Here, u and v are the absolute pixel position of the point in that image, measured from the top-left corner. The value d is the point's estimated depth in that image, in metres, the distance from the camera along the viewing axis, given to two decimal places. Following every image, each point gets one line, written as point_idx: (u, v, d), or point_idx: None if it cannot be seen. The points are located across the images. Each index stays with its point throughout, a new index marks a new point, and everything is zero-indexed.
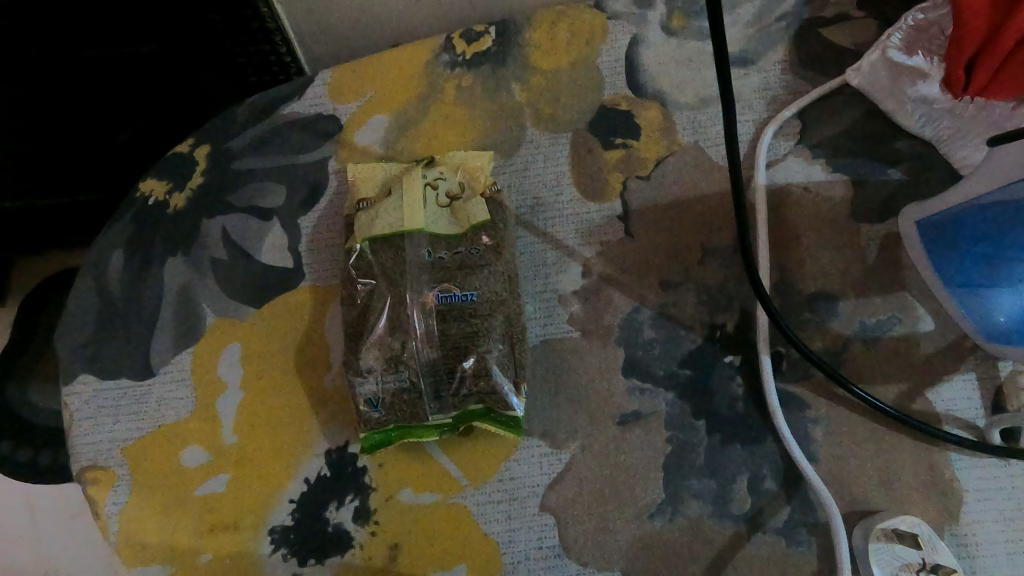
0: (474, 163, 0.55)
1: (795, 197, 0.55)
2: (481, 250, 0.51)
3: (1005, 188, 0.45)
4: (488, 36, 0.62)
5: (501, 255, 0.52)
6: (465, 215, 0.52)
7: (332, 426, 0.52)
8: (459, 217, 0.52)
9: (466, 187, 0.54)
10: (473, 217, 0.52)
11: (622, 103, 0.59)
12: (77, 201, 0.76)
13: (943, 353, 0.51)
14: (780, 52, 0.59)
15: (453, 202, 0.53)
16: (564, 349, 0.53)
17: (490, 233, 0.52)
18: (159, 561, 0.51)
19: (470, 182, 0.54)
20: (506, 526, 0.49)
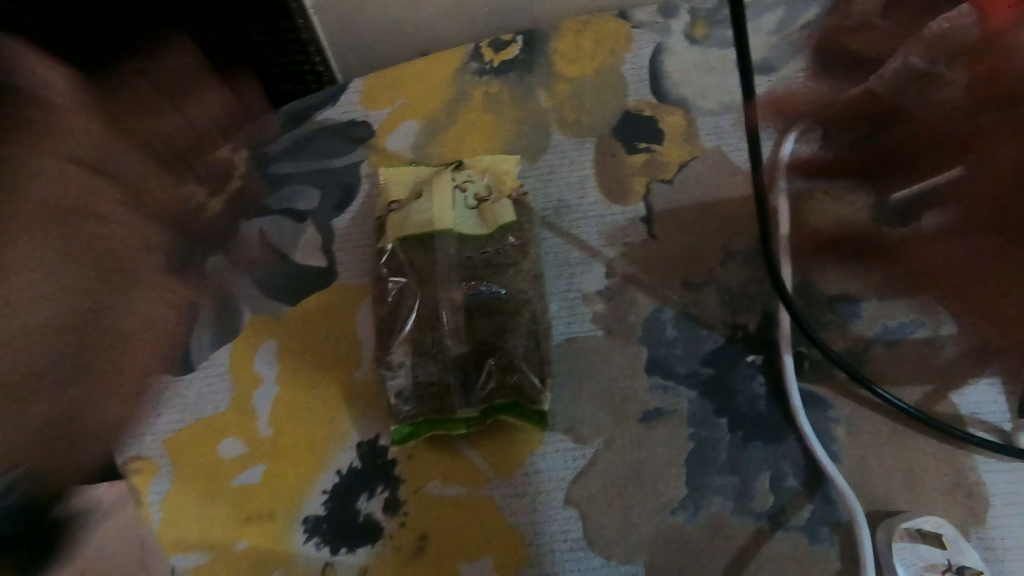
0: (502, 164, 0.57)
1: (817, 202, 0.56)
2: (509, 251, 0.53)
3: None
4: (515, 44, 0.64)
5: (527, 255, 0.54)
6: (492, 216, 0.54)
7: (364, 419, 0.54)
8: (487, 218, 0.54)
9: (495, 189, 0.56)
10: (502, 219, 0.54)
11: (645, 108, 0.61)
12: None
13: (966, 356, 0.51)
14: (801, 62, 0.62)
15: (481, 204, 0.55)
16: (588, 347, 0.54)
17: (515, 235, 0.54)
18: (196, 549, 0.52)
19: (498, 183, 0.56)
20: (532, 519, 0.51)
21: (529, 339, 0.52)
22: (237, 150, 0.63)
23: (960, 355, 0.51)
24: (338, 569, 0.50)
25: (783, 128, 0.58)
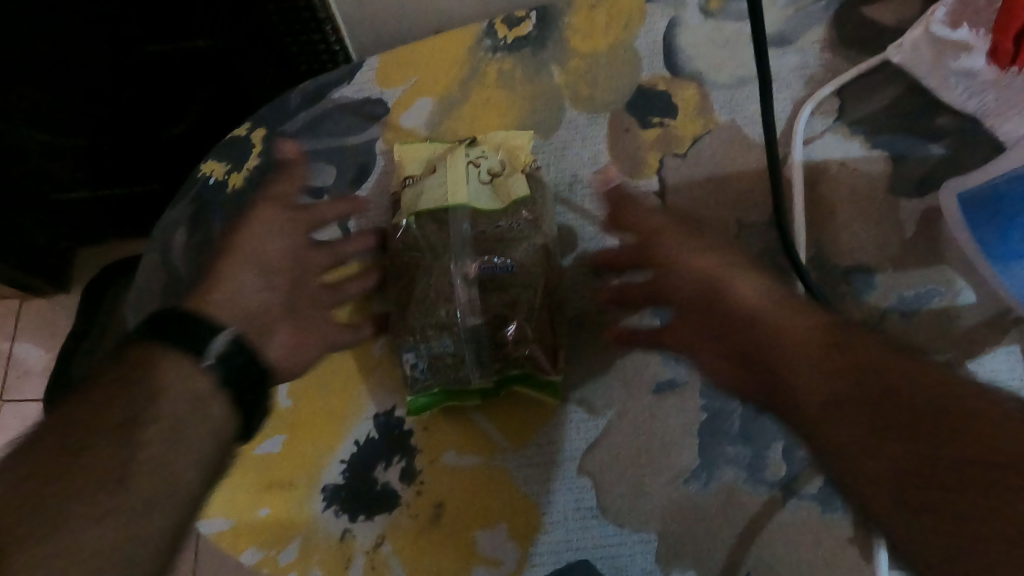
0: (511, 138, 0.57)
1: (832, 173, 0.55)
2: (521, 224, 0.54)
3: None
4: (529, 21, 0.64)
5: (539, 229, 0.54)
6: (503, 189, 0.55)
7: (382, 391, 0.55)
8: (500, 191, 0.55)
9: (507, 164, 0.56)
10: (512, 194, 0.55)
11: (660, 83, 0.61)
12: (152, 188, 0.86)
13: (985, 324, 0.50)
14: (820, 31, 0.59)
15: (494, 178, 0.55)
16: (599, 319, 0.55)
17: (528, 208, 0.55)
18: (221, 514, 0.54)
19: (511, 159, 0.56)
20: (545, 488, 0.51)
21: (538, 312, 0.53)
22: (256, 130, 0.63)
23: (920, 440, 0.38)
24: (358, 536, 0.52)
25: (799, 101, 0.58)
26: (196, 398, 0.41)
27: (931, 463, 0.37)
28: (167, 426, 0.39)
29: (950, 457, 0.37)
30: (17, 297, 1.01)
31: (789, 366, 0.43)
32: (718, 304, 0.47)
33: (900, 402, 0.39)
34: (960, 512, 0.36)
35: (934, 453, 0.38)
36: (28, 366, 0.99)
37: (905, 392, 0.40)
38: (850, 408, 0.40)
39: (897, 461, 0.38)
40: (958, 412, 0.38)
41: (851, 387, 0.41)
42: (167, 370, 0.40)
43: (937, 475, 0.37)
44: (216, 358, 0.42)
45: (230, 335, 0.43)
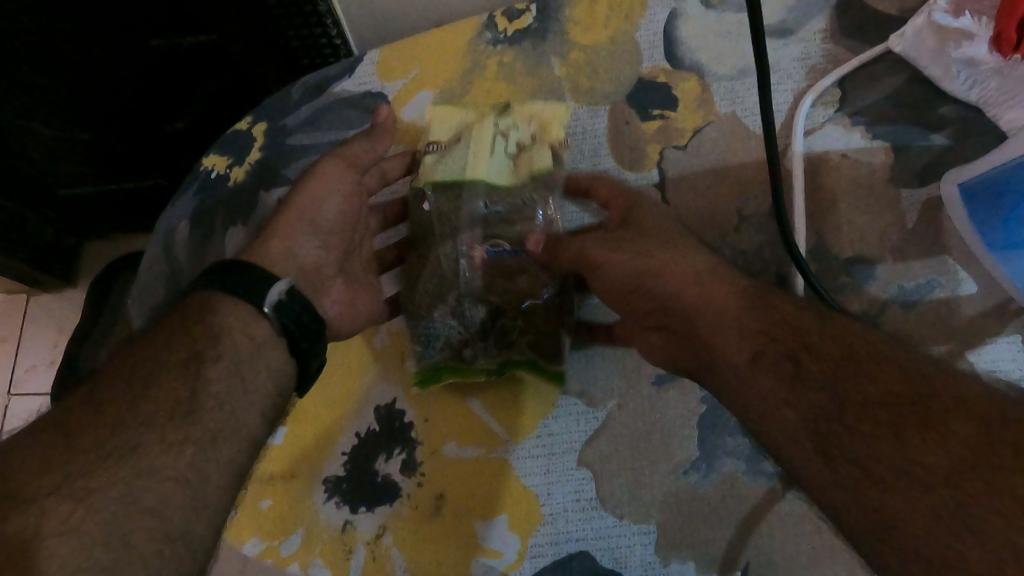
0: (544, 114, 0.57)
1: (833, 164, 0.55)
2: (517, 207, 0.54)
3: None
4: (529, 13, 0.64)
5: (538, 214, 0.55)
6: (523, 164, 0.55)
7: (383, 383, 0.56)
8: (521, 165, 0.55)
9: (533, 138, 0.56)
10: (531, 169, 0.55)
11: (660, 75, 0.60)
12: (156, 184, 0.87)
13: (986, 315, 0.50)
14: (822, 21, 0.59)
15: (517, 152, 0.55)
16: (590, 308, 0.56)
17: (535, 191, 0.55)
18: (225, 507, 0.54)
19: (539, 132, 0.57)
20: (545, 479, 0.52)
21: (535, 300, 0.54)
22: (257, 123, 0.64)
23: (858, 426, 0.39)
24: (359, 527, 0.52)
25: (800, 92, 0.58)
26: (254, 340, 0.46)
27: (843, 402, 0.40)
28: (230, 365, 0.45)
29: (866, 395, 0.40)
30: (24, 293, 1.02)
31: (719, 336, 0.46)
32: (645, 287, 0.49)
33: (820, 358, 0.42)
34: (870, 442, 0.39)
35: (849, 396, 0.40)
36: (36, 362, 1.00)
37: (824, 348, 0.42)
38: (775, 369, 0.43)
39: (817, 406, 0.41)
40: (868, 354, 0.41)
41: (774, 349, 0.43)
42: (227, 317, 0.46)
43: (854, 414, 0.40)
44: (274, 303, 0.47)
45: (288, 283, 0.48)
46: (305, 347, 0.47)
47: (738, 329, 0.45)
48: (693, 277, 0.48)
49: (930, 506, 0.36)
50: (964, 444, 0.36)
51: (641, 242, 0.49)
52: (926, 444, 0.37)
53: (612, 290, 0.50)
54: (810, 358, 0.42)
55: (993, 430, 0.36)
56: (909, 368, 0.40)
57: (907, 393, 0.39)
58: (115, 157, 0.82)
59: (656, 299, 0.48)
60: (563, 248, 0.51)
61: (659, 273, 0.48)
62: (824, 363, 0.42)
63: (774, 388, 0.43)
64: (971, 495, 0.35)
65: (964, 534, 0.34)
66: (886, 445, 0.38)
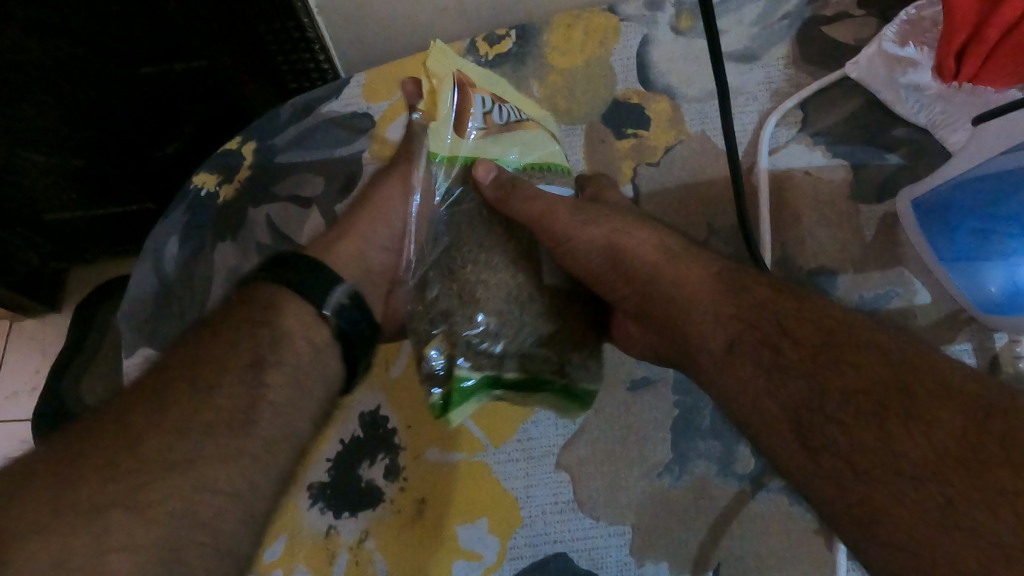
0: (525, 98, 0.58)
1: (797, 180, 0.58)
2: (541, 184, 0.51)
3: (1000, 158, 0.51)
4: (509, 38, 0.67)
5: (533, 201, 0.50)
6: (513, 132, 0.50)
7: (367, 391, 0.57)
8: (519, 135, 0.51)
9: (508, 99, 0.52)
10: (536, 148, 0.52)
11: (633, 97, 0.64)
12: (145, 206, 0.89)
13: (941, 323, 0.53)
14: (784, 48, 0.63)
15: (488, 109, 0.50)
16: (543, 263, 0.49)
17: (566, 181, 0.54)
18: None
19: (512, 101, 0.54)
20: (524, 482, 0.53)
21: (528, 285, 0.47)
22: (246, 142, 0.67)
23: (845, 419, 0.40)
24: (342, 531, 0.53)
25: (765, 113, 0.61)
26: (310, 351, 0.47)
27: (826, 396, 0.41)
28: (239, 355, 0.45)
29: (845, 385, 0.41)
30: (7, 320, 1.03)
31: (697, 322, 0.46)
32: (622, 263, 0.49)
33: (797, 342, 0.43)
34: (855, 436, 0.40)
35: (830, 384, 0.41)
36: (18, 388, 1.01)
37: (803, 335, 0.43)
38: (754, 355, 0.44)
39: (796, 394, 0.42)
40: (847, 340, 0.42)
41: (752, 334, 0.44)
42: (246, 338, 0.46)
43: (837, 406, 0.41)
44: (333, 306, 0.48)
45: (350, 287, 0.49)
46: (358, 353, 0.49)
47: (716, 317, 0.46)
48: (661, 252, 0.49)
49: (925, 506, 0.37)
50: (951, 440, 0.37)
51: (610, 218, 0.50)
52: (912, 441, 0.38)
53: (584, 261, 0.49)
54: (788, 343, 0.43)
55: (983, 423, 0.37)
56: (892, 356, 0.41)
57: (893, 383, 0.40)
58: (107, 179, 0.84)
59: (633, 279, 0.49)
60: (528, 199, 0.47)
61: (635, 249, 0.49)
62: (801, 353, 0.43)
63: (754, 380, 0.43)
64: (961, 492, 0.36)
65: (955, 535, 0.36)
66: (869, 440, 0.39)
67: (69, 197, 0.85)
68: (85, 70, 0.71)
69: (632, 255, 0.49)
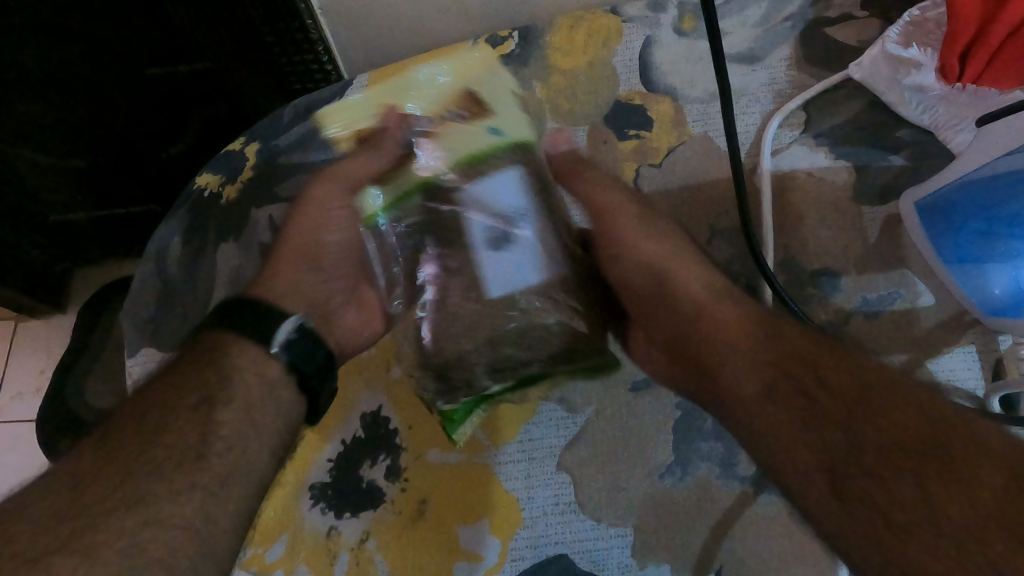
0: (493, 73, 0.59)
1: (800, 182, 0.58)
2: (476, 187, 0.53)
3: (1008, 157, 0.50)
4: (511, 40, 0.66)
5: (482, 208, 0.53)
6: (424, 150, 0.55)
7: (369, 391, 0.57)
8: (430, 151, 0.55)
9: (424, 106, 0.57)
10: (455, 148, 0.54)
11: (635, 97, 0.64)
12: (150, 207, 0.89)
13: (943, 326, 0.53)
14: (787, 50, 0.63)
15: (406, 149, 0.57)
16: (517, 263, 0.53)
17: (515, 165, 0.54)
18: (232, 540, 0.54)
19: (433, 102, 0.57)
20: (526, 484, 0.53)
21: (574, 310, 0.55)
22: (250, 144, 0.66)
23: (880, 471, 0.39)
24: (343, 532, 0.53)
25: (768, 114, 0.61)
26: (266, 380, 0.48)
27: (859, 445, 0.40)
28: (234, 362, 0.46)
29: (883, 433, 0.39)
30: (13, 320, 1.03)
31: (728, 368, 0.47)
32: (664, 287, 0.54)
33: (833, 392, 0.42)
34: (891, 488, 0.38)
35: (866, 433, 0.40)
36: (23, 388, 1.01)
37: (839, 382, 0.42)
38: (788, 403, 0.43)
39: (832, 443, 0.41)
40: (889, 394, 0.41)
41: (787, 383, 0.44)
42: (238, 356, 0.47)
43: (873, 457, 0.39)
44: (282, 342, 0.49)
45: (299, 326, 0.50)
46: (315, 382, 0.50)
47: (750, 360, 0.46)
48: (708, 288, 0.53)
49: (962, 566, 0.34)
50: (986, 490, 0.36)
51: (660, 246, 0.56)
52: (949, 497, 0.36)
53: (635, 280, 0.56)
54: (826, 393, 0.42)
55: None
56: (935, 411, 0.40)
57: (934, 438, 0.38)
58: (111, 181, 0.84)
59: (677, 308, 0.53)
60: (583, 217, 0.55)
61: (677, 273, 0.54)
62: (839, 400, 0.42)
63: (787, 418, 0.43)
64: (1001, 555, 0.34)
65: None
66: (906, 489, 0.38)
67: (74, 198, 0.85)
68: (90, 72, 0.71)
69: (679, 287, 0.53)
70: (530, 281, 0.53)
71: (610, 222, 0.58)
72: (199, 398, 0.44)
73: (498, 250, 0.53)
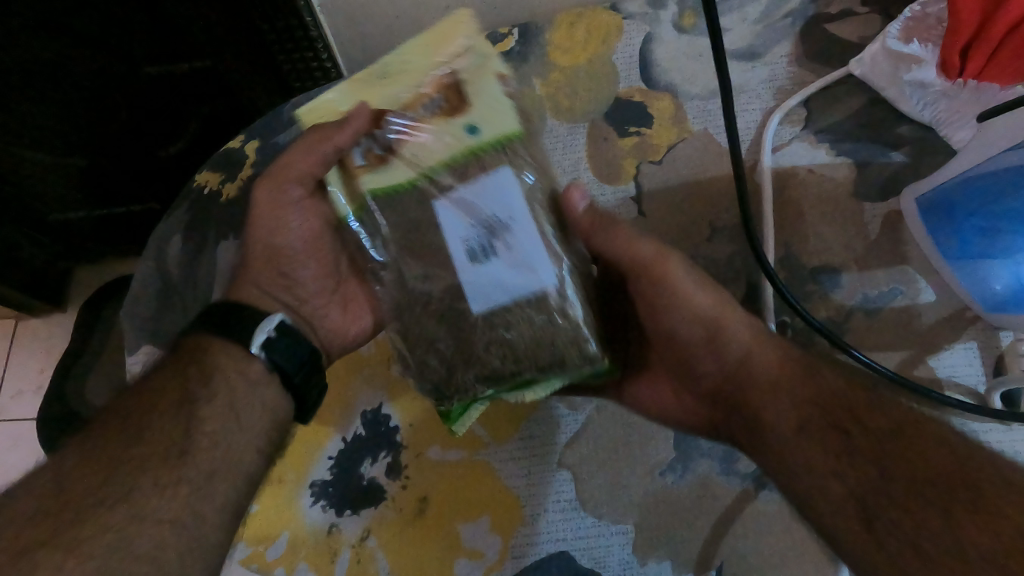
0: (462, 39, 0.46)
1: (800, 178, 0.58)
2: (456, 194, 0.43)
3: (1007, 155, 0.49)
4: (511, 37, 0.67)
5: (464, 212, 0.43)
6: (397, 156, 0.46)
7: (369, 390, 0.57)
8: (402, 157, 0.45)
9: (392, 103, 0.46)
10: (435, 143, 0.44)
11: (636, 95, 0.64)
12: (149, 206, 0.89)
13: (943, 322, 0.53)
14: (787, 46, 0.62)
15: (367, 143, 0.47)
16: (500, 275, 0.42)
17: (501, 163, 0.43)
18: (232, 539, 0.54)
19: (401, 97, 0.46)
20: (527, 481, 0.53)
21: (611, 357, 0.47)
22: (249, 141, 0.67)
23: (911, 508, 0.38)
24: (344, 530, 0.53)
25: (768, 111, 0.61)
26: (247, 377, 0.46)
27: (892, 481, 0.39)
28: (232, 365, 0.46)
29: (915, 473, 0.39)
30: (13, 319, 1.03)
31: (767, 403, 0.45)
32: (719, 336, 0.48)
33: (870, 430, 0.41)
34: (922, 524, 0.37)
35: (897, 470, 0.39)
36: (23, 387, 1.01)
37: (872, 422, 0.42)
38: (823, 438, 0.42)
39: (864, 479, 0.40)
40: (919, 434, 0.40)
41: (823, 420, 0.43)
42: (223, 356, 0.46)
43: (904, 493, 0.39)
44: (262, 344, 0.46)
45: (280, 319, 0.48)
46: (298, 382, 0.47)
47: (788, 397, 0.45)
48: (755, 332, 0.48)
49: None
50: (1018, 537, 0.35)
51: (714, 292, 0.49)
52: (980, 531, 0.36)
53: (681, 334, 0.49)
54: (861, 429, 0.41)
55: None
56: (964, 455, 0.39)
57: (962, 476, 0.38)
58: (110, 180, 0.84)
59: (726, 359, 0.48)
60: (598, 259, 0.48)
61: (734, 330, 0.47)
62: (871, 440, 0.41)
63: (819, 456, 0.42)
64: None
65: None
66: (933, 532, 0.37)
67: (73, 198, 0.85)
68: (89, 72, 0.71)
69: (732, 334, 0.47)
70: (514, 293, 0.42)
71: (668, 274, 0.47)
72: (179, 396, 0.44)
73: (478, 263, 0.42)
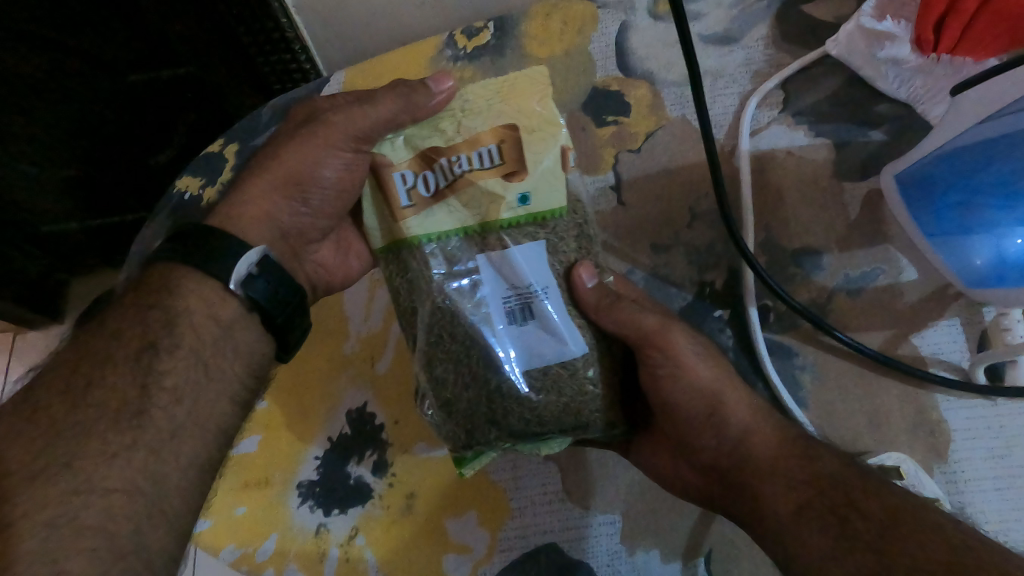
0: (537, 104, 0.44)
1: (779, 161, 0.58)
2: (498, 255, 0.45)
3: (997, 122, 0.47)
4: (487, 31, 0.66)
5: (502, 277, 0.45)
6: (443, 206, 0.46)
7: (355, 387, 0.57)
8: (451, 207, 0.46)
9: (445, 144, 0.44)
10: (483, 204, 0.45)
11: (612, 84, 0.63)
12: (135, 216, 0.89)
13: (924, 301, 0.53)
14: (763, 29, 0.62)
15: (412, 183, 0.45)
16: (533, 339, 0.45)
17: (537, 237, 0.46)
18: (221, 543, 0.54)
19: (459, 135, 0.44)
20: (513, 474, 0.53)
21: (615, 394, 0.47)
22: (229, 145, 0.67)
23: None
24: (332, 529, 0.53)
25: (745, 95, 0.60)
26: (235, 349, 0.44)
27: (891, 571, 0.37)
28: None
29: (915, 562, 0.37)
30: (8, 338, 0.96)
31: (765, 485, 0.44)
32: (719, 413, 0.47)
33: (868, 518, 0.40)
34: None
35: (895, 559, 0.37)
36: None
37: (869, 511, 0.40)
38: (823, 525, 0.41)
39: (860, 566, 0.39)
40: (916, 519, 0.39)
41: (821, 504, 0.42)
42: (192, 295, 0.42)
43: None
44: (242, 279, 0.43)
45: (263, 250, 0.44)
46: (281, 322, 0.44)
47: (786, 480, 0.43)
48: (755, 409, 0.47)
49: None
50: None
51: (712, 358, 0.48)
52: None
53: (678, 407, 0.47)
54: (857, 515, 0.40)
55: None
56: (958, 542, 0.37)
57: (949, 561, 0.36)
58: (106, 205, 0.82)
59: (722, 434, 0.47)
60: (621, 313, 0.45)
61: (734, 408, 0.47)
62: (869, 523, 0.39)
63: (817, 540, 0.41)
64: None
65: None
66: None
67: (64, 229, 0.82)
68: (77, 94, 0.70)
69: (730, 418, 0.46)
70: (546, 361, 0.45)
71: (672, 344, 0.46)
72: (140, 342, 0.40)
73: (514, 324, 0.45)
